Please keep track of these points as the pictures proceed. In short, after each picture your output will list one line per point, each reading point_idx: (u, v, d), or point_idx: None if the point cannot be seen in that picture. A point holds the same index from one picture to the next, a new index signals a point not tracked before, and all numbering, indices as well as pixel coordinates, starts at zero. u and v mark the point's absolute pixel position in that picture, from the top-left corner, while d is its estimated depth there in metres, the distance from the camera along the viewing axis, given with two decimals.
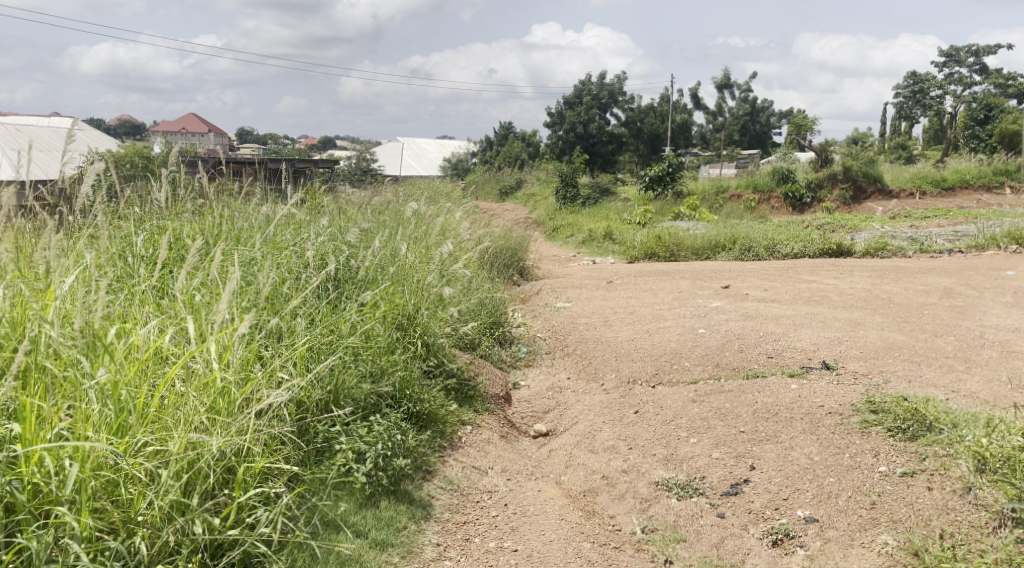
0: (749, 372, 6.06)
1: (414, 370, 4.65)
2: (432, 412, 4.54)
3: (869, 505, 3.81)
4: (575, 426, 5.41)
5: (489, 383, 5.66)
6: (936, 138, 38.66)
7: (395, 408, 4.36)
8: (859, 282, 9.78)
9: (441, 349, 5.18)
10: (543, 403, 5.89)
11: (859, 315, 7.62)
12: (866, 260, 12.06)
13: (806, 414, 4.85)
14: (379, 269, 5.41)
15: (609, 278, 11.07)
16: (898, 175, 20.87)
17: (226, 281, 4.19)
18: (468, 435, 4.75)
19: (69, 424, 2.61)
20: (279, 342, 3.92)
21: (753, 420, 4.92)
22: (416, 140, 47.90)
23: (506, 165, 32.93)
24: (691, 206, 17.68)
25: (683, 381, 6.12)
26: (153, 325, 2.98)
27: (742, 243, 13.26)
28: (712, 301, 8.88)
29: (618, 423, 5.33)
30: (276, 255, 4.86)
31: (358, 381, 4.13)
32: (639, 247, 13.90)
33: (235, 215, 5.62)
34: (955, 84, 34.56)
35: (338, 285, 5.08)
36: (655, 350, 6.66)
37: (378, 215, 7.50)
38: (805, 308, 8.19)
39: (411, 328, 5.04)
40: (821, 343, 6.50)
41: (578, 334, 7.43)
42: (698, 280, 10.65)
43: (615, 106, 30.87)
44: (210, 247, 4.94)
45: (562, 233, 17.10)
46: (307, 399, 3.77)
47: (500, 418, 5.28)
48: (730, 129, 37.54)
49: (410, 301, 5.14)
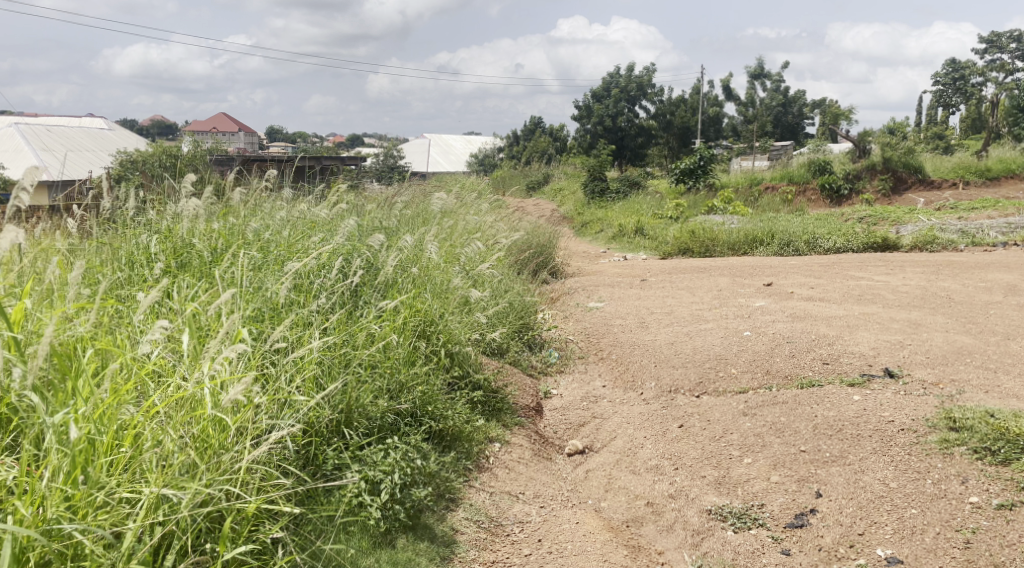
0: (804, 380, 5.54)
1: (436, 383, 4.20)
2: (457, 431, 4.10)
3: (962, 544, 3.32)
4: (613, 441, 4.92)
5: (519, 394, 5.19)
6: (974, 126, 37.46)
7: (416, 426, 3.91)
8: (912, 279, 9.17)
9: (467, 358, 4.74)
10: (577, 414, 5.40)
11: (919, 316, 7.05)
12: (914, 255, 11.43)
13: (875, 430, 4.32)
14: (401, 270, 4.98)
15: (642, 276, 10.54)
16: (940, 165, 20.07)
17: (231, 288, 3.77)
18: (497, 454, 4.29)
19: (19, 472, 2.20)
20: (290, 355, 3.48)
21: (814, 437, 4.41)
22: (442, 136, 47.52)
23: (533, 160, 32.43)
24: (725, 199, 17.08)
25: (730, 390, 5.60)
26: (132, 349, 2.55)
27: (780, 238, 12.68)
28: (755, 300, 8.34)
29: (661, 438, 4.84)
30: (289, 255, 4.43)
31: (373, 398, 3.70)
32: (672, 243, 13.36)
33: (252, 216, 5.21)
34: (996, 70, 33.43)
35: (355, 289, 4.64)
36: (698, 355, 6.14)
37: (402, 212, 7.06)
38: (857, 307, 7.63)
39: (433, 337, 4.59)
40: (881, 347, 5.95)
41: (613, 338, 6.93)
42: (737, 277, 10.10)
43: (644, 98, 30.23)
44: (219, 249, 4.53)
45: (592, 228, 16.58)
46: (317, 421, 3.33)
47: (531, 433, 4.81)
48: (762, 119, 36.65)
49: (434, 306, 4.70)
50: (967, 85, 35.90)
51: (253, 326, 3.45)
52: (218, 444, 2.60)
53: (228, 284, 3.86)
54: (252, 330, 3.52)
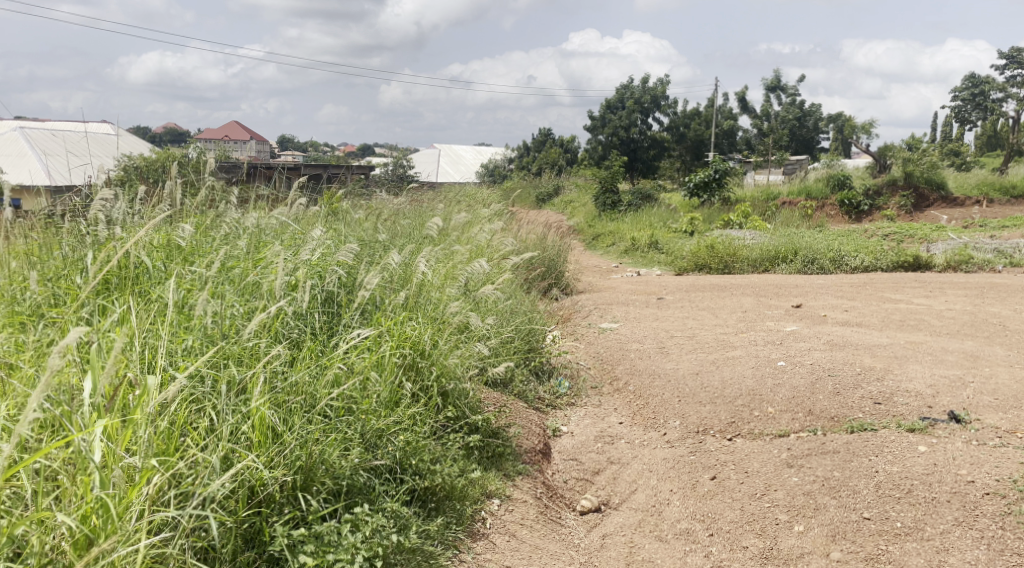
0: (854, 424, 4.77)
1: (424, 428, 3.49)
2: (447, 487, 3.38)
3: None
4: (633, 496, 4.18)
5: (523, 435, 4.45)
6: (991, 145, 36.64)
7: (395, 485, 3.21)
8: (956, 303, 8.40)
9: (463, 397, 4.01)
10: (591, 458, 4.64)
11: (975, 347, 6.28)
12: (951, 276, 10.66)
13: (953, 493, 3.63)
14: (389, 294, 4.26)
15: (658, 294, 9.80)
16: (964, 182, 19.32)
17: (170, 314, 3.11)
18: (494, 515, 3.57)
19: None
20: (232, 401, 2.81)
21: (878, 500, 3.68)
22: (452, 146, 46.99)
23: (544, 170, 31.80)
24: (742, 213, 16.36)
25: (768, 433, 4.84)
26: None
27: (804, 254, 11.92)
28: (786, 324, 7.58)
29: (690, 493, 4.10)
30: (249, 266, 3.75)
31: (340, 453, 2.99)
32: (688, 257, 12.62)
33: (210, 224, 4.50)
34: (1017, 86, 32.63)
35: (333, 313, 3.94)
36: (729, 390, 5.38)
37: (399, 225, 6.35)
38: (900, 335, 6.87)
39: (424, 371, 3.86)
40: (940, 384, 5.20)
41: (629, 365, 6.19)
42: (763, 297, 9.32)
43: (657, 111, 29.59)
44: (171, 262, 3.87)
45: (603, 242, 15.88)
46: (264, 488, 2.66)
47: (537, 485, 4.07)
48: (777, 132, 35.89)
49: (426, 332, 3.96)
50: (988, 101, 34.99)
51: (184, 364, 2.79)
52: (106, 538, 2.09)
53: (171, 306, 3.21)
54: (187, 368, 2.86)
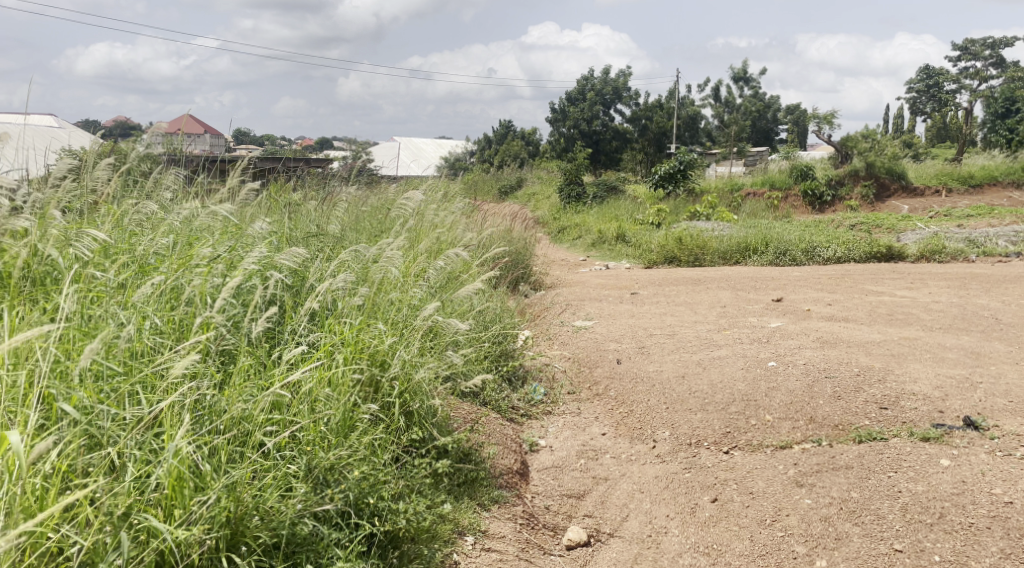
0: (862, 432, 4.33)
1: (384, 458, 2.95)
2: (413, 531, 2.84)
3: None
4: (626, 523, 3.67)
5: (498, 454, 3.90)
6: (941, 137, 36.98)
7: (349, 533, 2.66)
8: (940, 296, 8.05)
9: (431, 415, 3.44)
10: (575, 477, 4.12)
11: (972, 343, 5.89)
12: (926, 266, 10.36)
13: (993, 519, 3.24)
14: (343, 298, 3.70)
15: (631, 288, 9.31)
16: (924, 172, 19.25)
17: (69, 330, 2.55)
18: (469, 558, 3.04)
19: None
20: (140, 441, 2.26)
21: (908, 527, 3.28)
22: (413, 140, 46.10)
23: (506, 164, 31.21)
24: (709, 204, 15.96)
25: (766, 446, 4.38)
26: None
27: (775, 245, 11.56)
28: (768, 320, 7.14)
29: (689, 519, 3.62)
30: (175, 267, 3.19)
31: (279, 497, 2.44)
32: (657, 250, 12.16)
33: (133, 210, 3.90)
34: (971, 77, 32.88)
35: (276, 322, 3.39)
36: (719, 395, 4.90)
37: (353, 218, 5.77)
38: (890, 330, 6.48)
39: (384, 386, 3.30)
40: (948, 385, 4.79)
41: (608, 367, 5.68)
42: (740, 290, 8.89)
43: (619, 102, 29.27)
44: (79, 263, 3.28)
45: (569, 234, 15.41)
46: (179, 553, 2.14)
47: (516, 516, 3.53)
48: (737, 123, 35.74)
49: (386, 341, 3.39)
50: (942, 92, 35.26)
51: (75, 396, 2.25)
52: None
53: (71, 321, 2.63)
54: (84, 400, 2.30)
